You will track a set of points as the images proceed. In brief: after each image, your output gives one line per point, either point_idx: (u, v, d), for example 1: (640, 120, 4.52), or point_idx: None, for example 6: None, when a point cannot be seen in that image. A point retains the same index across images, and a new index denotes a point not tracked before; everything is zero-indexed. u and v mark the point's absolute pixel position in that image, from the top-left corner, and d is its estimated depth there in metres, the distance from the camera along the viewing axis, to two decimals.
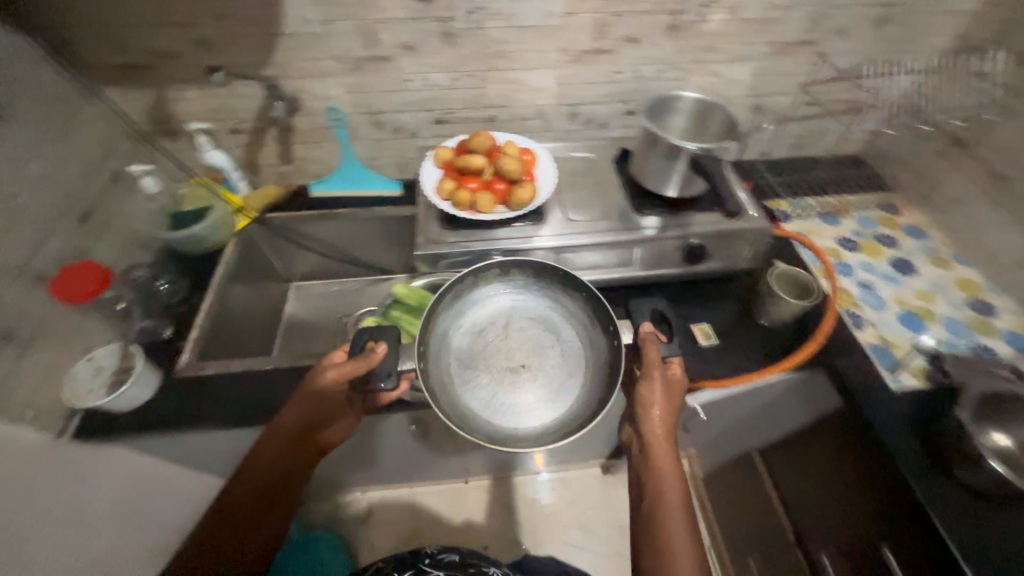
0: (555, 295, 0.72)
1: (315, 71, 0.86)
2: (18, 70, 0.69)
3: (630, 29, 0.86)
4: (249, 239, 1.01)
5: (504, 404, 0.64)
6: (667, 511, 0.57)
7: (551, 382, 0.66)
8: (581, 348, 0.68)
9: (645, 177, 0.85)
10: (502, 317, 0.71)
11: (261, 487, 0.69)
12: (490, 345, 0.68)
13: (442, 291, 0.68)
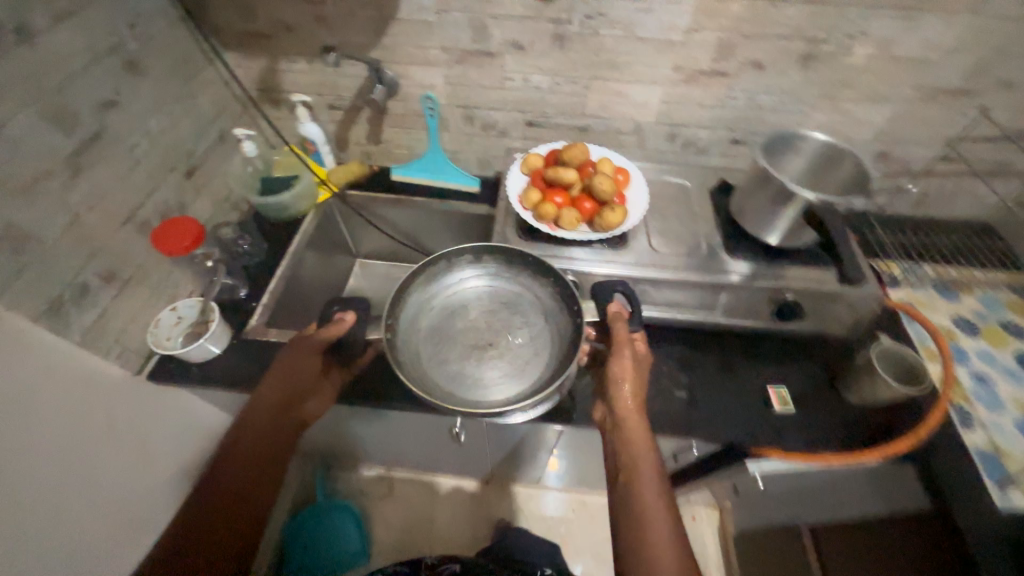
0: (524, 278, 0.69)
1: (420, 59, 0.85)
2: (157, 27, 0.73)
3: (758, 54, 0.79)
4: (327, 210, 1.04)
5: (467, 376, 0.61)
6: (644, 489, 0.56)
7: (517, 360, 0.63)
8: (547, 329, 0.65)
9: (744, 217, 0.78)
10: (476, 298, 0.69)
11: (256, 443, 0.69)
12: (461, 323, 0.67)
13: (412, 271, 0.66)
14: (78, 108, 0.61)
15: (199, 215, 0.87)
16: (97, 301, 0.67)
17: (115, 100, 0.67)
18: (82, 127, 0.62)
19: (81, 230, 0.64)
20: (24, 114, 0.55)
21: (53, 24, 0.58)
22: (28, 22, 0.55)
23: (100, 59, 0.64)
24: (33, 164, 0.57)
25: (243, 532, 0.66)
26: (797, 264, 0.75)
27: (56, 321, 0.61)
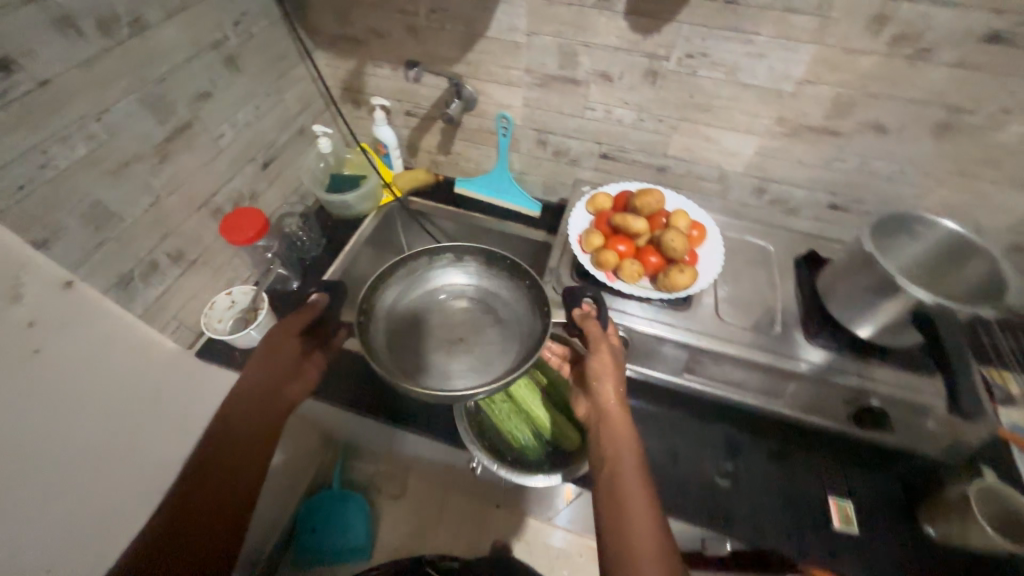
0: (501, 282, 0.69)
1: (502, 78, 0.83)
2: (259, 25, 0.76)
3: (882, 117, 0.68)
4: (388, 215, 1.04)
5: (434, 368, 0.62)
6: (633, 501, 0.49)
7: (483, 359, 0.63)
8: (518, 332, 0.65)
9: (832, 299, 0.68)
10: (453, 298, 0.70)
11: (248, 407, 0.68)
12: (434, 318, 0.67)
13: (395, 262, 0.66)
14: (174, 98, 0.65)
15: (268, 205, 0.90)
16: (163, 279, 0.71)
17: (209, 92, 0.70)
18: (175, 115, 0.66)
19: (159, 212, 0.67)
20: (125, 102, 0.58)
21: (164, 18, 0.60)
22: (142, 16, 0.58)
23: (201, 53, 0.67)
24: (126, 148, 0.60)
25: (227, 491, 0.62)
26: (890, 364, 0.64)
27: (123, 295, 0.65)
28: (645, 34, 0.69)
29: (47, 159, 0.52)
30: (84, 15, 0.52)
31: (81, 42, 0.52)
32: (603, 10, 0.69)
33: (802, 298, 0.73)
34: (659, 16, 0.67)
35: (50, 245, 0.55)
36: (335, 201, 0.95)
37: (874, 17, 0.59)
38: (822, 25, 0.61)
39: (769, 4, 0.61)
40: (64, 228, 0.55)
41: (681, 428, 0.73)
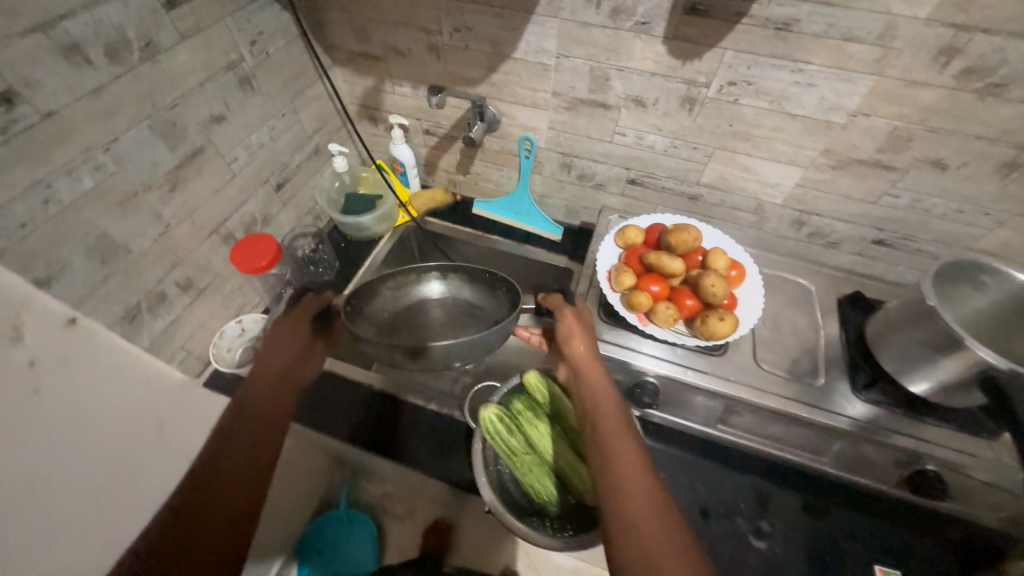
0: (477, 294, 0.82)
1: (527, 101, 0.79)
2: (276, 44, 0.73)
3: (944, 153, 0.63)
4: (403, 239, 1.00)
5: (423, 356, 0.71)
6: (615, 446, 0.48)
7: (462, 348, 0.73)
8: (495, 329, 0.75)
9: (883, 349, 0.63)
10: (432, 307, 0.81)
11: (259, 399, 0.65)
12: (418, 320, 0.79)
13: (394, 271, 0.80)
14: (186, 123, 0.61)
15: (281, 226, 0.87)
16: (171, 309, 0.68)
17: (222, 115, 0.67)
18: (187, 141, 0.62)
19: (168, 241, 0.64)
20: (135, 130, 0.55)
21: (177, 42, 0.57)
22: (154, 40, 0.54)
23: (215, 75, 0.64)
24: (135, 178, 0.57)
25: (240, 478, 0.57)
26: (947, 425, 0.59)
27: (130, 329, 0.62)
28: (684, 60, 0.65)
29: (50, 194, 0.49)
30: (92, 42, 0.49)
31: (89, 70, 0.49)
32: (640, 34, 0.64)
33: (847, 345, 0.68)
34: (702, 42, 0.62)
35: (53, 283, 0.51)
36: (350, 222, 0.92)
37: (943, 49, 0.54)
38: (883, 56, 0.56)
39: (824, 32, 0.56)
40: (68, 265, 0.52)
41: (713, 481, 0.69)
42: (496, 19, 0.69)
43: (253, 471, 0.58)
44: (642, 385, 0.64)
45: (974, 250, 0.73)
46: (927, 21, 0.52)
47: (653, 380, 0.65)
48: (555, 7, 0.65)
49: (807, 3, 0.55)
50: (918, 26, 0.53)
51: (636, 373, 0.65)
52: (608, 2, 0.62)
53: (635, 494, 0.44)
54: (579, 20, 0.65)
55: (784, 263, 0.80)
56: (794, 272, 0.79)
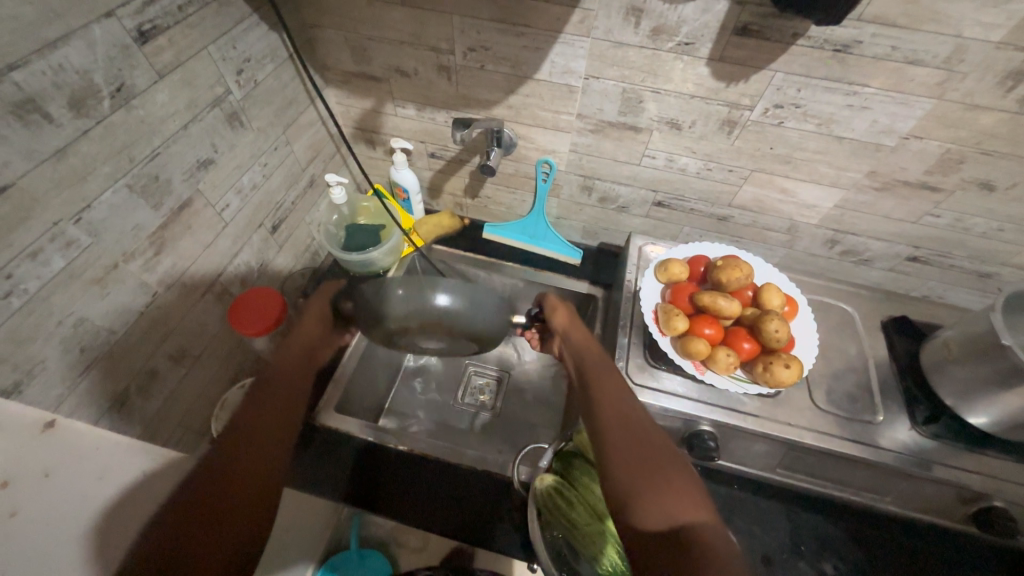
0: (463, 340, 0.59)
1: (549, 123, 0.72)
2: (265, 71, 0.63)
3: (995, 175, 0.60)
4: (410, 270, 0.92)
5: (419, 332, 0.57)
6: (604, 386, 0.51)
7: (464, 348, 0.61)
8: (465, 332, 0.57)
9: (941, 381, 0.61)
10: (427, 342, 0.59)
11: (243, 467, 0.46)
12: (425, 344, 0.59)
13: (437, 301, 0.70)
14: (170, 175, 0.53)
15: (278, 270, 0.78)
16: (164, 387, 0.59)
17: (210, 158, 0.58)
18: (172, 196, 0.54)
19: (156, 312, 0.55)
20: (111, 194, 0.46)
21: (155, 81, 0.49)
22: (127, 83, 0.46)
23: (200, 115, 0.55)
24: (114, 247, 0.48)
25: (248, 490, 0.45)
26: (1010, 458, 0.58)
27: (119, 419, 0.53)
28: (729, 82, 0.60)
29: (13, 285, 0.40)
30: (52, 95, 0.40)
31: (51, 129, 0.40)
32: (681, 55, 0.59)
33: (898, 374, 0.66)
34: (750, 63, 0.57)
35: (24, 389, 0.42)
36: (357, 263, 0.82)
37: (1011, 73, 0.50)
38: (946, 79, 0.53)
39: (887, 54, 0.52)
40: (43, 364, 0.44)
41: (768, 522, 0.67)
42: (518, 38, 0.62)
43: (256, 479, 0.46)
44: (699, 437, 0.61)
45: (1010, 265, 0.72)
46: (998, 44, 0.49)
47: (709, 429, 0.61)
48: (588, 25, 0.59)
49: (871, 24, 0.50)
50: (987, 50, 0.49)
51: (691, 424, 0.61)
52: (648, 21, 0.56)
53: (633, 437, 0.46)
54: (614, 40, 0.59)
55: (822, 286, 0.77)
56: (834, 295, 0.76)
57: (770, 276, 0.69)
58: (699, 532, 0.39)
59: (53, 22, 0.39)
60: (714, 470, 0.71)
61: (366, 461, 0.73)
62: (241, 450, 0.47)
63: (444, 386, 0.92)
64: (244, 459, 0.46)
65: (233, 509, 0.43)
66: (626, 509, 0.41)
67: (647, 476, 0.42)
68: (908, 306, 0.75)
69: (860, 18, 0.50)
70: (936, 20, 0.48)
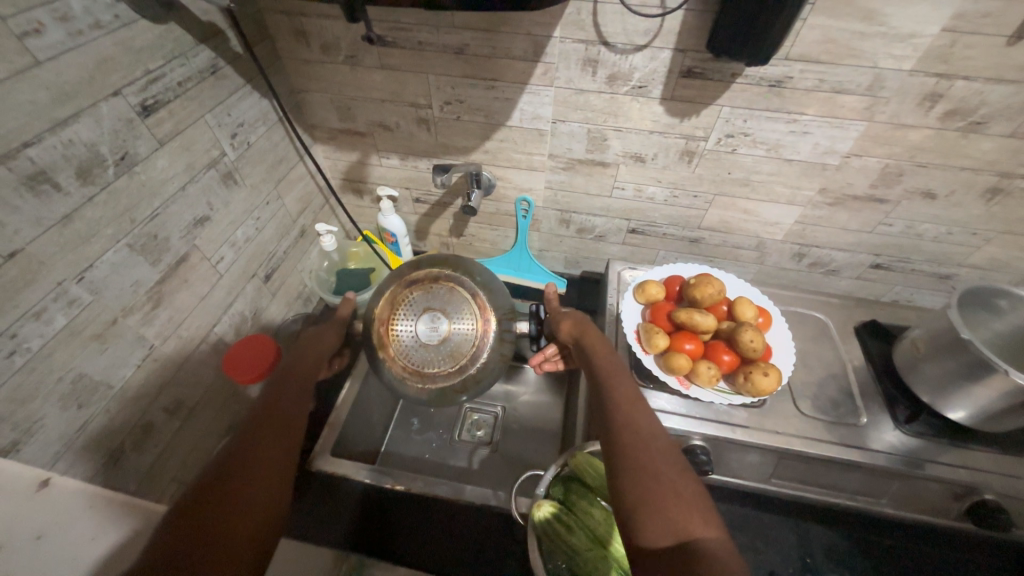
0: (466, 330, 0.52)
1: (524, 164, 0.78)
2: (258, 133, 0.68)
3: (933, 184, 0.66)
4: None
5: (419, 314, 0.52)
6: (615, 389, 0.53)
7: (460, 348, 0.52)
8: (473, 303, 0.53)
9: (916, 380, 0.64)
10: (426, 338, 0.51)
11: (239, 482, 0.44)
12: (422, 331, 0.51)
13: (395, 278, 0.53)
14: (168, 233, 0.56)
15: (272, 318, 0.80)
16: (159, 440, 0.59)
17: (206, 216, 0.61)
18: (170, 252, 0.57)
19: (153, 364, 0.57)
20: (112, 253, 0.49)
21: (156, 149, 0.53)
22: (131, 151, 0.50)
23: (197, 175, 0.59)
24: (114, 303, 0.50)
25: (247, 506, 0.43)
26: (993, 450, 0.60)
27: (113, 475, 0.53)
28: (682, 117, 0.66)
29: (16, 344, 0.42)
30: (61, 167, 0.43)
31: (59, 198, 0.44)
32: (637, 97, 0.65)
33: (876, 377, 0.69)
34: (699, 100, 0.63)
35: (22, 447, 0.43)
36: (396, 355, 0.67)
37: (927, 95, 0.57)
38: (872, 104, 0.59)
39: (817, 86, 0.59)
40: (41, 422, 0.45)
41: (771, 537, 0.67)
42: (490, 91, 0.68)
43: (258, 494, 0.44)
44: (691, 452, 0.62)
45: (966, 265, 0.76)
46: (910, 72, 0.55)
47: (700, 442, 0.62)
48: (550, 76, 0.65)
49: (798, 62, 0.57)
50: (902, 77, 0.56)
51: (680, 439, 0.62)
52: (604, 70, 0.62)
53: (643, 443, 0.46)
54: (575, 87, 0.65)
55: (795, 297, 0.81)
56: (807, 305, 0.80)
57: (742, 290, 0.72)
58: (706, 546, 0.38)
59: (66, 103, 0.43)
60: (711, 486, 0.71)
61: (365, 507, 0.72)
62: (243, 472, 0.45)
63: (440, 424, 0.92)
64: (241, 476, 0.45)
65: (229, 529, 0.41)
66: (635, 519, 0.41)
67: (655, 486, 0.42)
68: (878, 311, 0.78)
69: (788, 57, 0.57)
70: (853, 55, 0.55)
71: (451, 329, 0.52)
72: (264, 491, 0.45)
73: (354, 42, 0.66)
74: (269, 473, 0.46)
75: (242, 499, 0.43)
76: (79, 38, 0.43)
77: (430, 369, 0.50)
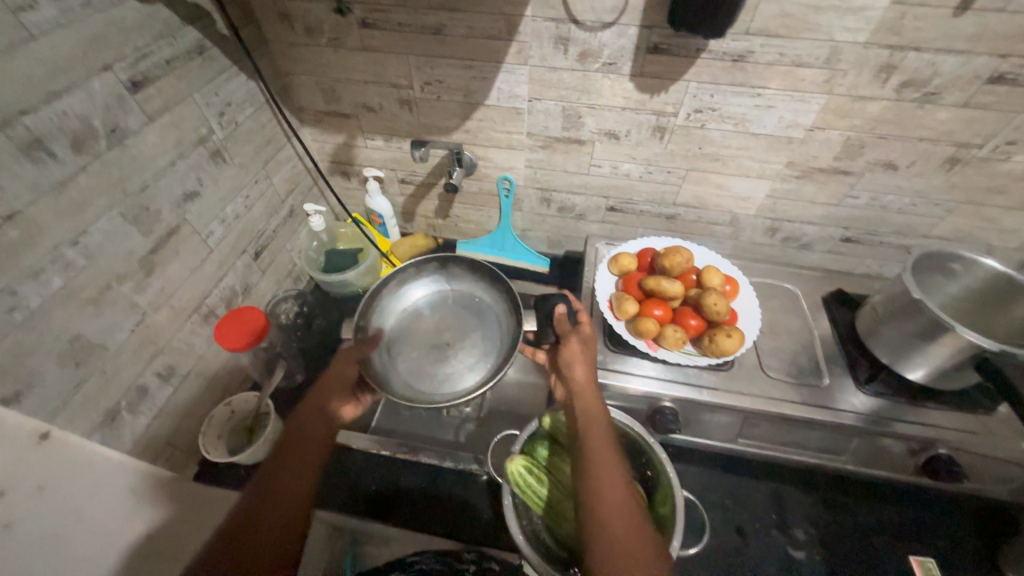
0: (473, 359, 0.77)
1: (503, 143, 0.81)
2: (245, 114, 0.71)
3: (893, 156, 0.68)
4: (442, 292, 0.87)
5: (427, 374, 0.75)
6: (593, 436, 0.55)
7: (473, 358, 0.77)
8: (447, 363, 0.76)
9: (876, 343, 0.66)
10: (445, 377, 0.75)
11: (262, 505, 0.57)
12: (433, 371, 0.76)
13: (393, 344, 0.79)
14: (159, 206, 0.59)
15: (262, 294, 0.83)
16: (153, 404, 0.62)
17: (196, 191, 0.64)
18: (161, 223, 0.60)
19: (146, 330, 0.60)
20: (106, 221, 0.52)
21: (145, 124, 0.56)
22: (122, 125, 0.53)
23: (186, 152, 0.62)
24: (108, 270, 0.53)
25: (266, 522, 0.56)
26: (948, 407, 0.62)
27: (109, 434, 0.56)
28: (652, 93, 0.68)
29: (16, 301, 0.45)
30: (57, 137, 0.46)
31: (55, 165, 0.47)
32: (607, 74, 0.67)
33: (840, 343, 0.72)
34: (667, 76, 0.66)
35: (23, 399, 0.46)
36: (415, 334, 0.80)
37: (883, 67, 0.59)
38: (830, 77, 0.61)
39: (777, 60, 0.61)
40: (40, 376, 0.48)
41: (739, 495, 0.70)
42: (468, 71, 0.71)
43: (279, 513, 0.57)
44: (661, 411, 0.64)
45: (930, 237, 0.79)
46: (865, 44, 0.58)
47: (670, 404, 0.65)
48: (524, 55, 0.68)
49: (757, 36, 0.59)
50: (858, 50, 0.58)
51: (651, 400, 0.65)
52: (575, 47, 0.65)
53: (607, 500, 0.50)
54: (549, 65, 0.68)
55: (767, 270, 0.83)
56: (778, 277, 0.82)
57: (712, 261, 0.75)
58: None
59: (59, 77, 0.46)
60: (684, 450, 0.74)
61: (351, 472, 0.76)
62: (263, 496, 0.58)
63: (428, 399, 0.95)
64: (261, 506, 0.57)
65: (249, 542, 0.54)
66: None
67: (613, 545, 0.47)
68: (847, 282, 0.81)
69: (747, 32, 0.59)
70: (809, 29, 0.58)
71: (459, 364, 0.76)
72: (278, 517, 0.56)
73: (336, 23, 0.68)
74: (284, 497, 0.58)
75: (258, 521, 0.56)
76: (71, 16, 0.46)
77: (478, 366, 0.75)
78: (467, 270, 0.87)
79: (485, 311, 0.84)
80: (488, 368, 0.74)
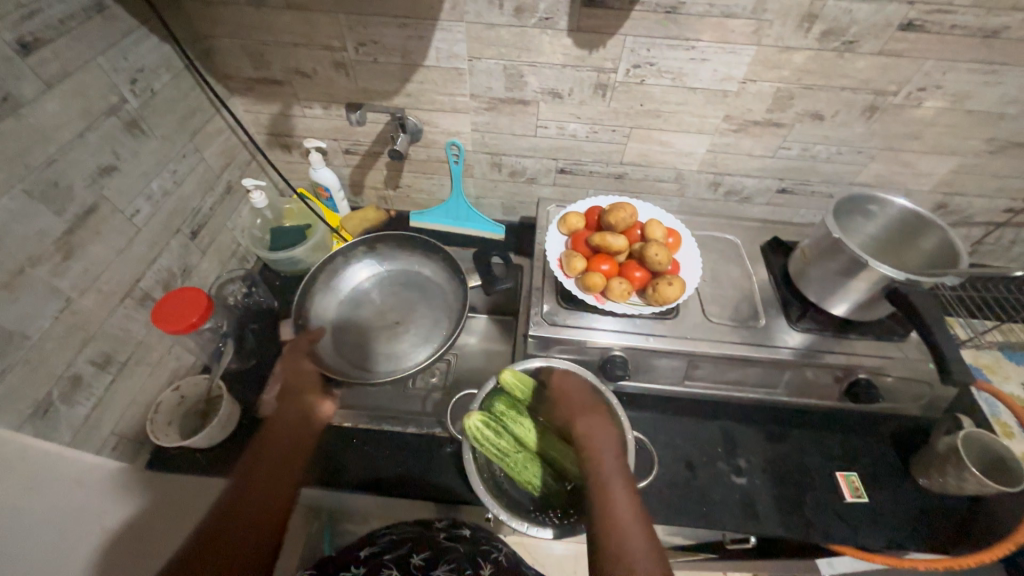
0: (424, 333, 0.81)
1: (448, 107, 0.79)
2: (162, 81, 0.66)
3: (819, 106, 0.72)
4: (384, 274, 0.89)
5: (378, 354, 0.78)
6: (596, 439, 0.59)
7: (422, 333, 0.81)
8: (399, 340, 0.80)
9: (806, 284, 0.71)
10: (398, 352, 0.79)
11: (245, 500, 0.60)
12: (385, 350, 0.79)
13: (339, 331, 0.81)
14: (71, 182, 0.55)
15: (204, 276, 0.80)
16: (91, 393, 0.60)
17: (113, 165, 0.60)
18: (75, 201, 0.56)
19: (73, 316, 0.56)
20: (8, 199, 0.48)
21: (43, 91, 0.51)
22: (13, 93, 0.48)
23: (96, 123, 0.57)
24: (18, 253, 0.50)
25: (251, 512, 0.59)
26: (868, 337, 0.68)
27: (43, 426, 0.53)
28: (591, 49, 0.68)
29: None
30: None
31: None
32: (545, 29, 0.67)
33: (776, 286, 0.76)
34: (604, 30, 0.66)
35: None
36: (361, 318, 0.83)
37: (805, 16, 0.61)
38: (758, 28, 0.63)
39: (707, 11, 0.62)
40: None
41: (688, 433, 0.74)
42: (403, 29, 0.68)
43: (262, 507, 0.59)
44: (611, 360, 0.67)
45: (856, 184, 0.84)
46: None
47: (620, 353, 0.68)
48: (459, 11, 0.66)
49: None
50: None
51: (602, 351, 0.68)
52: (510, 2, 0.64)
53: (619, 509, 0.51)
54: (485, 21, 0.66)
55: (711, 223, 0.87)
56: (721, 229, 0.86)
57: (657, 215, 0.77)
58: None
59: None
60: (638, 397, 0.78)
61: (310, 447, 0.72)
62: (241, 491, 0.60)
63: None
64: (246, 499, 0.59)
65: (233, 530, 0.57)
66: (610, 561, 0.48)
67: (621, 532, 0.49)
68: (783, 231, 0.86)
69: None
70: None
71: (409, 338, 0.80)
72: (257, 510, 0.59)
73: None
74: (264, 493, 0.61)
75: (239, 513, 0.58)
76: None
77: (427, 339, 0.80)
78: (399, 249, 0.89)
79: (429, 286, 0.87)
80: (438, 341, 0.79)
